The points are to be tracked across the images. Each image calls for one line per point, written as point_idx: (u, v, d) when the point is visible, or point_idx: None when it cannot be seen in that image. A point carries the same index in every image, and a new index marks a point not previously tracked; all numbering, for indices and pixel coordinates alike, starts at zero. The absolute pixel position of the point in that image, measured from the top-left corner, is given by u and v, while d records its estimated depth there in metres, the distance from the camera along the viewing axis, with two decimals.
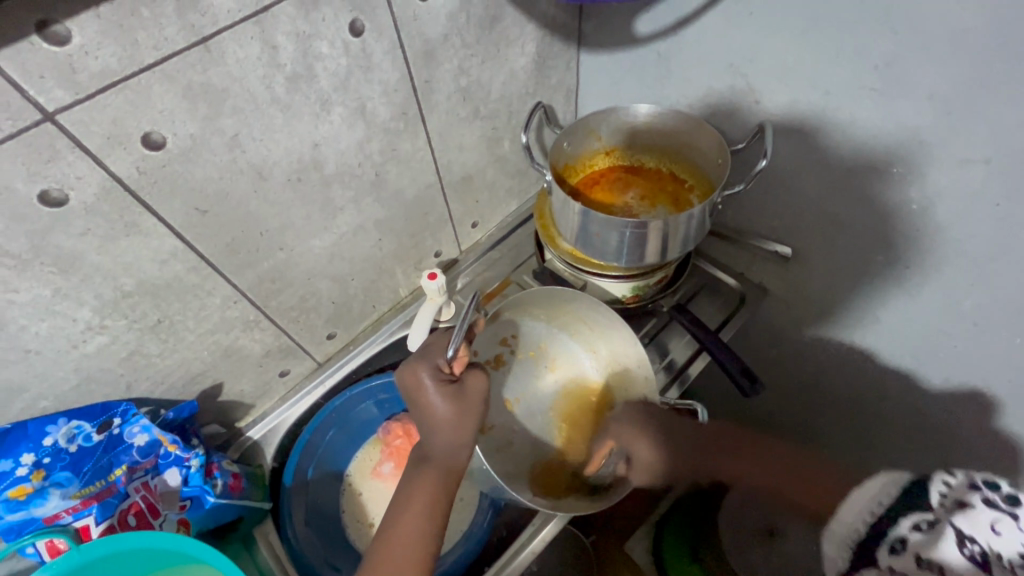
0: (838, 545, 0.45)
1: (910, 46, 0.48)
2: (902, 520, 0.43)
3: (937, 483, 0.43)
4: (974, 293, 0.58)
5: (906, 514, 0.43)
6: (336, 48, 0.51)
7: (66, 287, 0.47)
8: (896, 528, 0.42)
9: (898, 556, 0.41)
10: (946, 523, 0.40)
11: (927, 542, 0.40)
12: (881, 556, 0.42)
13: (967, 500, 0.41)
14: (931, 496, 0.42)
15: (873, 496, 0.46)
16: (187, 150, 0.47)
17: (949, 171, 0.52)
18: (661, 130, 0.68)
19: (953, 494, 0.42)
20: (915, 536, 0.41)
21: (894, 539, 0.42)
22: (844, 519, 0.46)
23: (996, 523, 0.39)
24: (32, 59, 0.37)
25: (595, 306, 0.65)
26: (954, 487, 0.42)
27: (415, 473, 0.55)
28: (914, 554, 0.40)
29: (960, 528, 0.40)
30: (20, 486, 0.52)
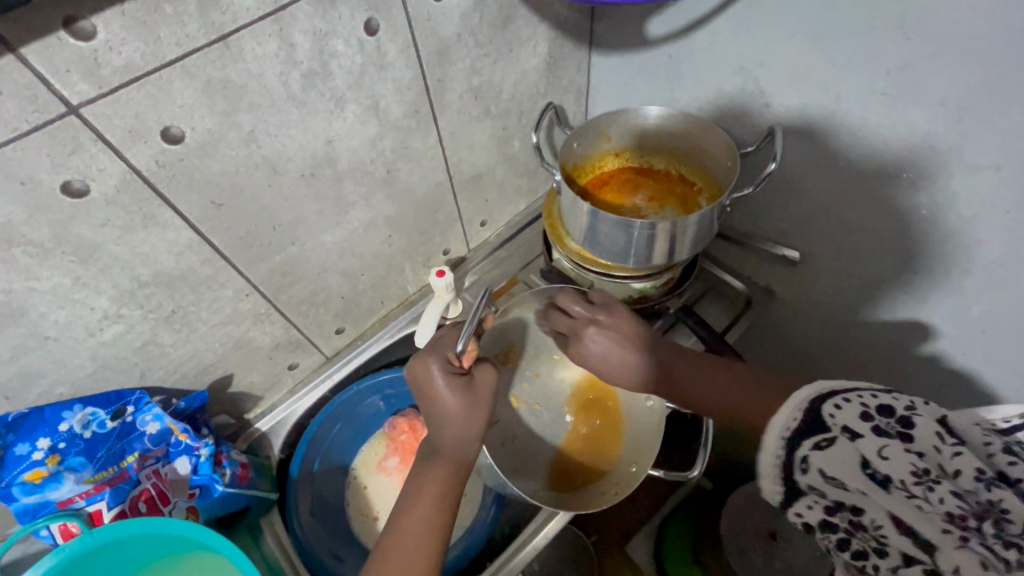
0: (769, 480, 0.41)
1: (922, 51, 0.48)
2: (804, 442, 0.40)
3: (828, 405, 0.40)
4: (984, 299, 0.58)
5: (808, 438, 0.39)
6: (351, 45, 0.52)
7: (86, 276, 0.48)
8: (800, 449, 0.40)
9: (810, 477, 0.39)
10: (848, 449, 0.38)
11: (833, 465, 0.38)
12: (799, 481, 0.40)
13: (857, 428, 0.38)
14: (825, 421, 0.39)
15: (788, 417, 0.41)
16: (205, 145, 0.48)
17: (961, 176, 0.52)
18: (672, 132, 0.69)
19: (842, 420, 0.39)
20: (823, 459, 0.38)
21: (800, 460, 0.39)
22: (766, 445, 0.42)
23: (885, 448, 0.37)
24: (59, 54, 0.38)
25: (588, 290, 0.65)
26: (845, 411, 0.39)
27: (425, 467, 0.56)
28: (823, 475, 0.38)
29: (861, 454, 0.37)
30: (37, 470, 0.54)
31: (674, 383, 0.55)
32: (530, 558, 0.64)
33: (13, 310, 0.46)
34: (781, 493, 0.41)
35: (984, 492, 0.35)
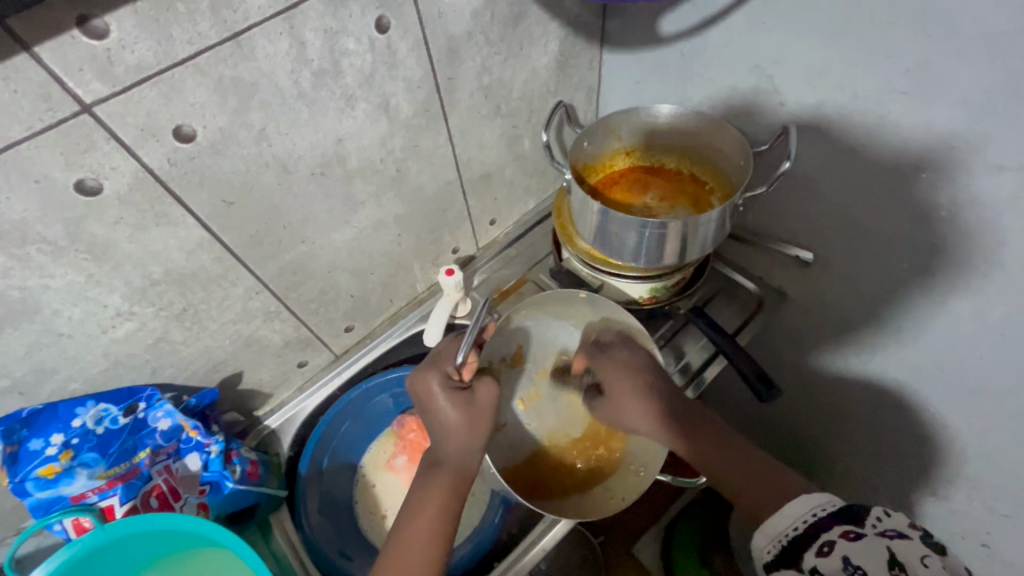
0: (771, 541, 0.48)
1: (944, 49, 0.47)
2: (835, 527, 0.45)
3: (876, 510, 0.45)
4: (1001, 303, 0.56)
5: (839, 524, 0.45)
6: (362, 44, 0.52)
7: (99, 274, 0.48)
8: (828, 531, 0.45)
9: (825, 558, 0.44)
10: (881, 547, 0.43)
11: (860, 554, 0.43)
12: (807, 557, 0.45)
13: (900, 533, 0.43)
14: (868, 521, 0.45)
15: (818, 503, 0.48)
16: (216, 143, 0.48)
17: (981, 177, 0.51)
18: (683, 131, 0.68)
19: (886, 523, 0.44)
20: (850, 543, 0.44)
21: (824, 541, 0.45)
22: (792, 512, 0.48)
23: (925, 558, 0.42)
24: (73, 52, 0.38)
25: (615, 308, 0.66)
26: (890, 518, 0.45)
27: (427, 478, 0.56)
28: (846, 560, 0.43)
29: (895, 555, 0.42)
30: (50, 465, 0.54)
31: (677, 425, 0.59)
32: (537, 559, 0.64)
33: (28, 307, 0.47)
34: (770, 553, 0.48)
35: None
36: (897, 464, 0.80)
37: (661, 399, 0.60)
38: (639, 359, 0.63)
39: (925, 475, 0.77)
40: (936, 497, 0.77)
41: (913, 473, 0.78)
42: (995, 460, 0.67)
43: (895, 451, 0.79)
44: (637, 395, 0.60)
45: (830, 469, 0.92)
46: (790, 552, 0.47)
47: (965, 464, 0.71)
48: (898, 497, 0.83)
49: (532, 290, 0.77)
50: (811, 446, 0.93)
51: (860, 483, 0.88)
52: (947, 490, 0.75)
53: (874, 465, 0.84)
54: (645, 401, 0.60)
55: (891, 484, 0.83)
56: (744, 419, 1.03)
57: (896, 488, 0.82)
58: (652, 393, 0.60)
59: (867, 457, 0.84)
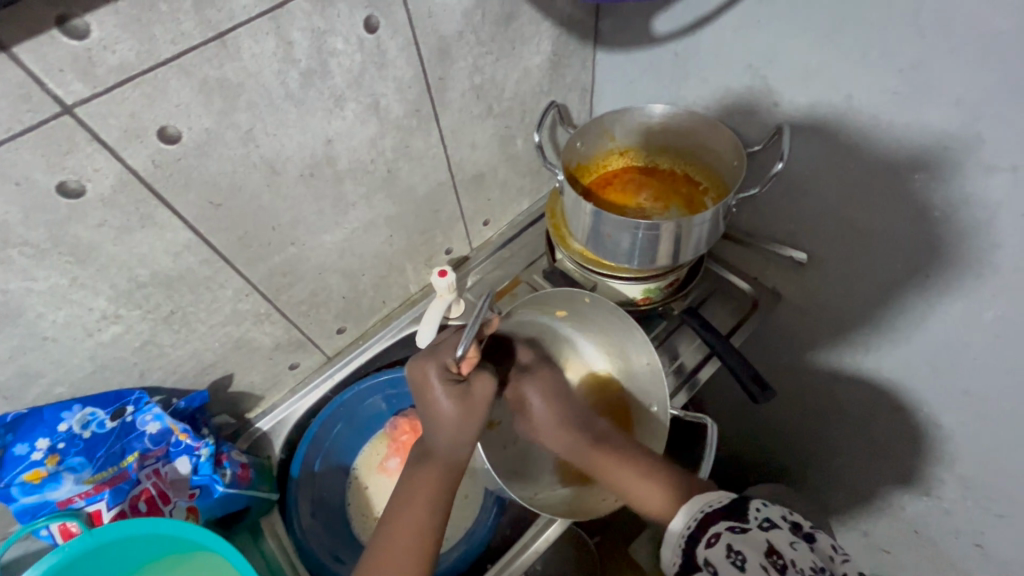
0: (673, 550, 0.53)
1: (936, 49, 0.47)
2: (722, 521, 0.51)
3: (752, 503, 0.52)
4: (996, 304, 0.56)
5: (724, 519, 0.51)
6: (351, 44, 0.51)
7: (83, 277, 0.48)
8: (716, 525, 0.51)
9: (713, 550, 0.50)
10: (758, 537, 0.48)
11: (740, 541, 0.49)
12: (699, 553, 0.51)
13: (772, 521, 0.50)
14: (748, 513, 0.51)
15: (708, 501, 0.54)
16: (202, 144, 0.47)
17: (975, 178, 0.51)
18: (677, 130, 0.67)
19: (763, 513, 0.50)
20: (733, 535, 0.49)
21: (712, 534, 0.51)
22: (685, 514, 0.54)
23: (792, 542, 0.48)
24: (52, 52, 0.37)
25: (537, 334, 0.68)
26: (766, 509, 0.51)
27: (416, 469, 0.57)
28: (729, 547, 0.49)
29: (769, 541, 0.48)
30: (36, 470, 0.54)
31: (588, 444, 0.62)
32: (529, 562, 0.64)
33: (10, 311, 0.46)
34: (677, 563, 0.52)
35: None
36: (891, 464, 0.80)
37: (579, 424, 0.64)
38: (561, 384, 0.66)
39: (919, 475, 0.77)
40: (931, 496, 0.77)
41: (908, 472, 0.78)
42: (989, 461, 0.67)
43: (891, 451, 0.79)
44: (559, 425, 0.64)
45: (825, 469, 0.92)
46: (687, 551, 0.52)
47: (960, 465, 0.71)
48: (894, 496, 0.83)
49: (526, 291, 0.76)
50: (805, 446, 0.93)
51: (855, 482, 0.88)
52: (943, 489, 0.75)
53: (869, 465, 0.84)
54: (563, 426, 0.64)
55: (886, 484, 0.83)
56: (740, 421, 1.03)
57: (890, 488, 0.82)
58: (569, 418, 0.64)
59: (862, 457, 0.84)
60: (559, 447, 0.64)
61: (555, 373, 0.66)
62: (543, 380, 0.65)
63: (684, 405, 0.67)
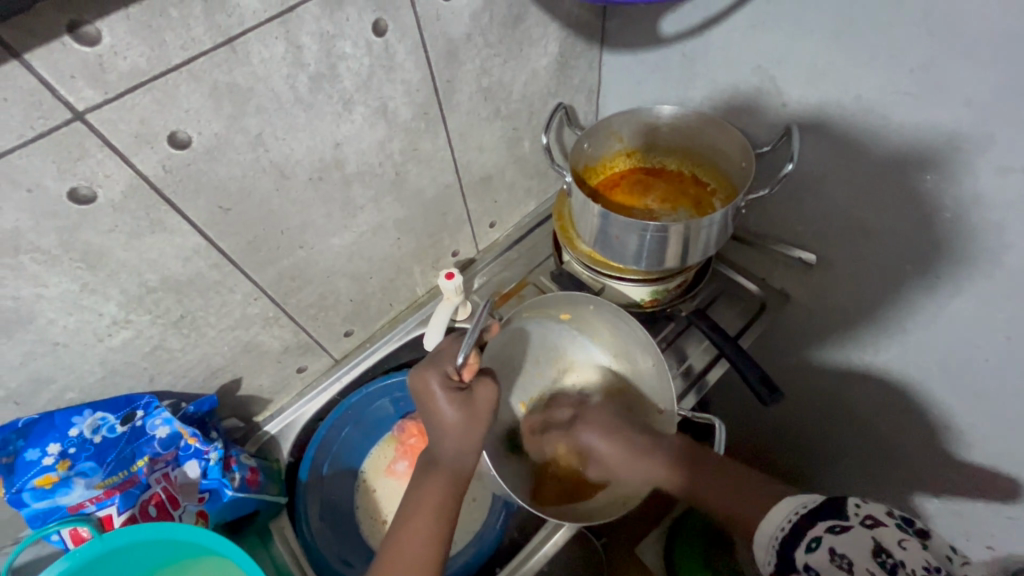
0: (766, 552, 0.48)
1: (949, 49, 0.46)
2: (820, 522, 0.45)
3: (851, 498, 0.45)
4: (1009, 306, 0.55)
5: (822, 520, 0.45)
6: (359, 47, 0.51)
7: (94, 282, 0.48)
8: (814, 528, 0.45)
9: (814, 555, 0.44)
10: (865, 535, 0.42)
11: (844, 544, 0.42)
12: (799, 558, 0.45)
13: (878, 518, 0.43)
14: (847, 509, 0.44)
15: (799, 503, 0.48)
16: (212, 149, 0.47)
17: (986, 178, 0.50)
18: (683, 130, 0.67)
19: (865, 509, 0.44)
20: (835, 538, 0.43)
21: (811, 538, 0.44)
22: (773, 516, 0.48)
23: (903, 541, 0.41)
24: (64, 59, 0.37)
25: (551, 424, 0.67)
26: (868, 504, 0.44)
27: (424, 476, 0.57)
28: (833, 552, 0.43)
29: (877, 541, 0.41)
30: (47, 475, 0.54)
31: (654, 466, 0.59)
32: (538, 567, 0.64)
33: (22, 317, 0.46)
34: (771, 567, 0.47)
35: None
36: (901, 465, 0.79)
37: (647, 447, 0.61)
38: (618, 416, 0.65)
39: (929, 477, 0.76)
40: (941, 497, 0.77)
41: (917, 473, 0.78)
42: (1001, 463, 0.67)
43: (901, 452, 0.78)
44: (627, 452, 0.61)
45: (834, 470, 0.91)
46: (785, 557, 0.45)
47: (970, 467, 0.70)
48: (902, 496, 0.82)
49: (533, 293, 0.76)
50: (813, 447, 0.92)
51: (863, 484, 0.87)
52: (953, 491, 0.75)
53: (878, 467, 0.83)
54: (632, 457, 0.61)
55: (896, 486, 0.82)
56: (748, 422, 1.02)
57: (900, 489, 0.82)
58: (634, 445, 0.61)
59: (871, 457, 0.84)
60: (636, 480, 0.61)
61: (603, 412, 0.66)
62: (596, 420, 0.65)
63: (693, 407, 0.67)
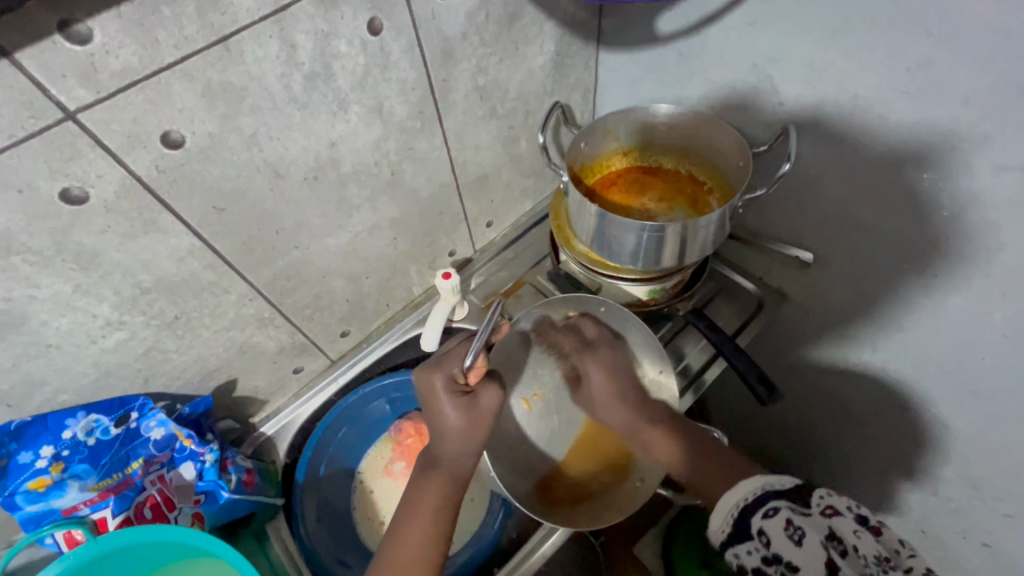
0: (723, 518, 0.49)
1: (946, 47, 0.46)
2: (782, 497, 0.46)
3: (818, 488, 0.47)
4: (1005, 304, 0.55)
5: (787, 498, 0.46)
6: (354, 46, 0.51)
7: (87, 284, 0.47)
8: (777, 503, 0.46)
9: (771, 524, 0.45)
10: (822, 522, 0.44)
11: (802, 520, 0.44)
12: (753, 524, 0.46)
13: (839, 509, 0.45)
14: (812, 496, 0.46)
15: (769, 479, 0.49)
16: (206, 149, 0.47)
17: (982, 177, 0.50)
18: (681, 129, 0.67)
19: (828, 500, 0.46)
20: (794, 513, 0.45)
21: (771, 509, 0.46)
22: (738, 488, 0.49)
23: (857, 531, 0.44)
24: (54, 58, 0.37)
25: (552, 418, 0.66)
26: (832, 495, 0.46)
27: (422, 477, 0.56)
28: (790, 524, 0.44)
29: (832, 528, 0.44)
30: (40, 478, 0.54)
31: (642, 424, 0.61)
32: (537, 566, 0.64)
33: (14, 318, 0.46)
34: (726, 532, 0.48)
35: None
36: (897, 463, 0.79)
37: (641, 403, 0.61)
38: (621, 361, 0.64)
39: (925, 474, 0.77)
40: (938, 495, 0.77)
41: (914, 471, 0.78)
42: (997, 460, 0.67)
43: (898, 449, 0.78)
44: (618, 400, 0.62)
45: (830, 468, 0.92)
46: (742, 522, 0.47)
47: (966, 464, 0.70)
48: (899, 495, 0.83)
49: (530, 292, 0.75)
50: (809, 445, 0.93)
51: (860, 482, 0.88)
52: (949, 488, 0.75)
53: (874, 465, 0.84)
54: (619, 400, 0.62)
55: (892, 483, 0.82)
56: (745, 420, 1.02)
57: (896, 487, 0.82)
58: (628, 392, 0.62)
59: (869, 455, 0.84)
60: (615, 421, 0.63)
61: (613, 352, 0.64)
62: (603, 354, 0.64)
63: (690, 406, 0.67)
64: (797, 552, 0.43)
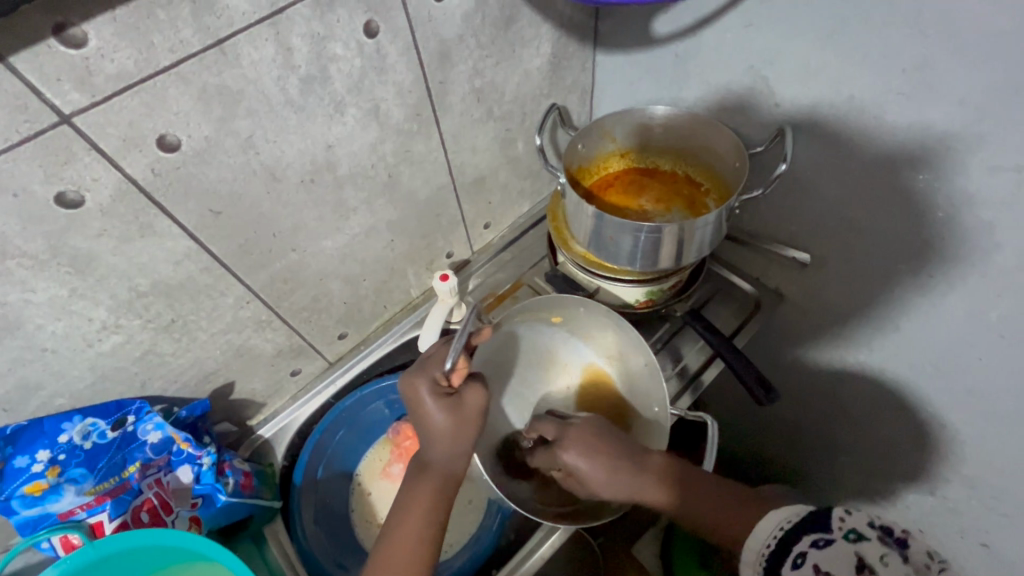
0: (753, 569, 0.47)
1: (942, 49, 0.47)
2: (804, 537, 0.45)
3: (836, 512, 0.45)
4: (1001, 304, 0.55)
5: (809, 534, 0.44)
6: (350, 49, 0.50)
7: (83, 287, 0.47)
8: (798, 543, 0.45)
9: (799, 571, 0.43)
10: (848, 550, 0.42)
11: (827, 560, 0.42)
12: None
13: (862, 532, 0.43)
14: (832, 523, 0.44)
15: (785, 516, 0.47)
16: (202, 152, 0.47)
17: (978, 178, 0.50)
18: (677, 131, 0.67)
19: (848, 523, 0.44)
20: (819, 553, 0.43)
21: (796, 553, 0.44)
22: (760, 532, 0.48)
23: (885, 556, 0.41)
24: (49, 62, 0.37)
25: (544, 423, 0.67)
26: (851, 517, 0.44)
27: (414, 480, 0.56)
28: (817, 569, 0.42)
29: (861, 555, 0.41)
30: (37, 482, 0.53)
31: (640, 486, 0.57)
32: (535, 568, 0.64)
33: (9, 323, 0.45)
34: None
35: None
36: (895, 463, 0.80)
37: (633, 466, 0.57)
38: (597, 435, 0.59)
39: (923, 475, 0.77)
40: (935, 495, 0.77)
41: (912, 471, 0.78)
42: (995, 460, 0.67)
43: (896, 450, 0.78)
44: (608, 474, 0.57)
45: (828, 469, 0.92)
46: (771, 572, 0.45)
47: (964, 464, 0.71)
48: (896, 495, 0.83)
49: (527, 294, 0.75)
50: (807, 446, 0.93)
51: (858, 482, 0.88)
52: (948, 488, 0.75)
53: (873, 465, 0.84)
54: (613, 479, 0.57)
55: (890, 484, 0.82)
56: (743, 421, 1.02)
57: (894, 487, 0.82)
58: (621, 466, 0.57)
59: (867, 455, 0.84)
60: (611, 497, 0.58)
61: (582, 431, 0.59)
62: (581, 438, 0.59)
63: (688, 407, 0.67)
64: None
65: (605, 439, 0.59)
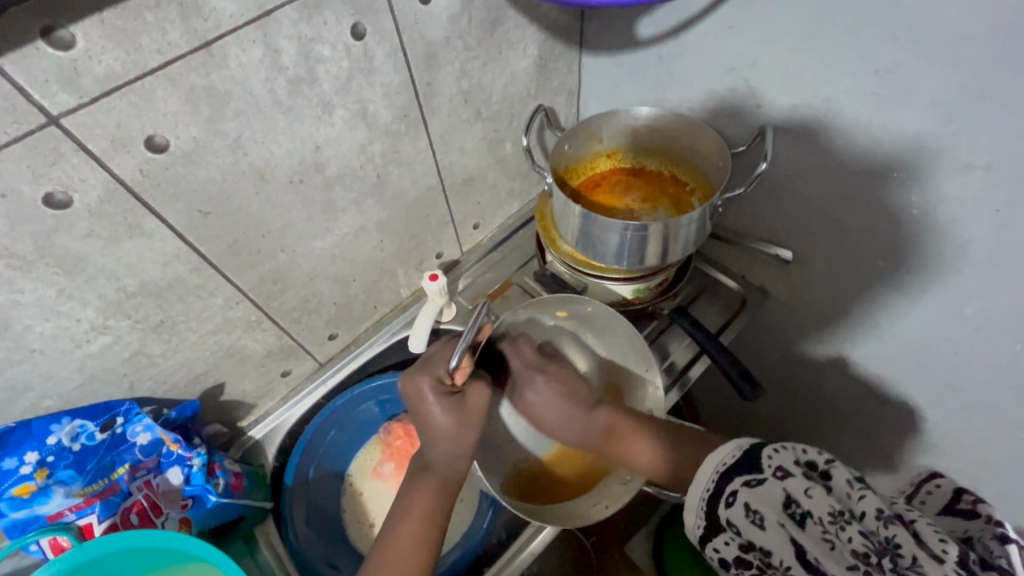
0: (695, 513, 0.48)
1: (911, 52, 0.48)
2: (736, 478, 0.46)
3: (767, 449, 0.46)
4: (976, 299, 0.57)
5: (740, 475, 0.46)
6: (338, 51, 0.51)
7: (70, 288, 0.47)
8: (731, 484, 0.46)
9: (732, 510, 0.45)
10: (776, 488, 0.44)
11: (758, 499, 0.44)
12: (720, 514, 0.46)
13: (788, 469, 0.45)
14: (761, 462, 0.46)
15: (720, 459, 0.48)
16: (190, 153, 0.47)
17: (953, 176, 0.52)
18: (662, 132, 0.68)
19: (777, 461, 0.45)
20: (750, 493, 0.45)
21: (729, 493, 0.46)
22: (699, 475, 0.48)
23: (809, 490, 0.44)
24: (37, 63, 0.37)
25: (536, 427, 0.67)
26: (780, 455, 0.46)
27: (414, 481, 0.57)
28: (747, 507, 0.45)
29: (787, 492, 0.44)
30: (25, 485, 0.53)
31: (592, 434, 0.60)
32: (526, 564, 0.64)
33: None
34: (701, 526, 0.47)
35: (883, 531, 0.42)
36: (879, 454, 0.81)
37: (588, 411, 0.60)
38: (561, 380, 0.62)
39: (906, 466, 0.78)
40: None
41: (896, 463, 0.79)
42: (973, 450, 0.69)
43: (880, 443, 0.80)
44: (565, 413, 0.61)
45: None
46: (709, 514, 0.47)
47: (946, 455, 0.72)
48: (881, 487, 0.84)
49: (517, 293, 0.76)
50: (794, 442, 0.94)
51: None
52: None
53: (857, 458, 0.85)
54: (567, 420, 0.61)
55: (875, 476, 0.84)
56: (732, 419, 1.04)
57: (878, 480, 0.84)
58: (572, 411, 0.61)
59: (852, 449, 0.85)
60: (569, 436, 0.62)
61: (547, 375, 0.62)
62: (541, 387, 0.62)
63: (674, 404, 0.68)
64: (761, 536, 0.43)
65: (567, 385, 0.62)
